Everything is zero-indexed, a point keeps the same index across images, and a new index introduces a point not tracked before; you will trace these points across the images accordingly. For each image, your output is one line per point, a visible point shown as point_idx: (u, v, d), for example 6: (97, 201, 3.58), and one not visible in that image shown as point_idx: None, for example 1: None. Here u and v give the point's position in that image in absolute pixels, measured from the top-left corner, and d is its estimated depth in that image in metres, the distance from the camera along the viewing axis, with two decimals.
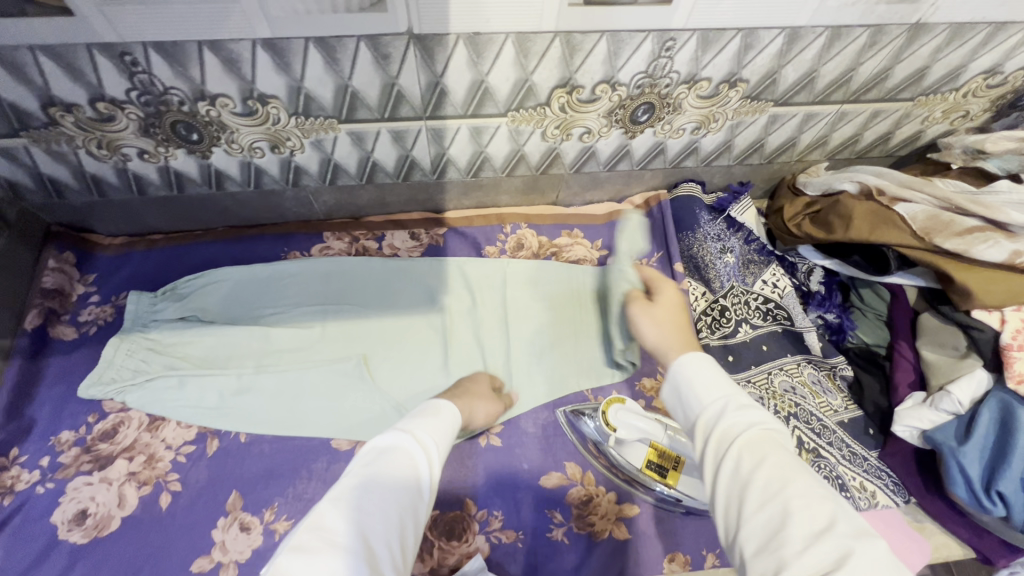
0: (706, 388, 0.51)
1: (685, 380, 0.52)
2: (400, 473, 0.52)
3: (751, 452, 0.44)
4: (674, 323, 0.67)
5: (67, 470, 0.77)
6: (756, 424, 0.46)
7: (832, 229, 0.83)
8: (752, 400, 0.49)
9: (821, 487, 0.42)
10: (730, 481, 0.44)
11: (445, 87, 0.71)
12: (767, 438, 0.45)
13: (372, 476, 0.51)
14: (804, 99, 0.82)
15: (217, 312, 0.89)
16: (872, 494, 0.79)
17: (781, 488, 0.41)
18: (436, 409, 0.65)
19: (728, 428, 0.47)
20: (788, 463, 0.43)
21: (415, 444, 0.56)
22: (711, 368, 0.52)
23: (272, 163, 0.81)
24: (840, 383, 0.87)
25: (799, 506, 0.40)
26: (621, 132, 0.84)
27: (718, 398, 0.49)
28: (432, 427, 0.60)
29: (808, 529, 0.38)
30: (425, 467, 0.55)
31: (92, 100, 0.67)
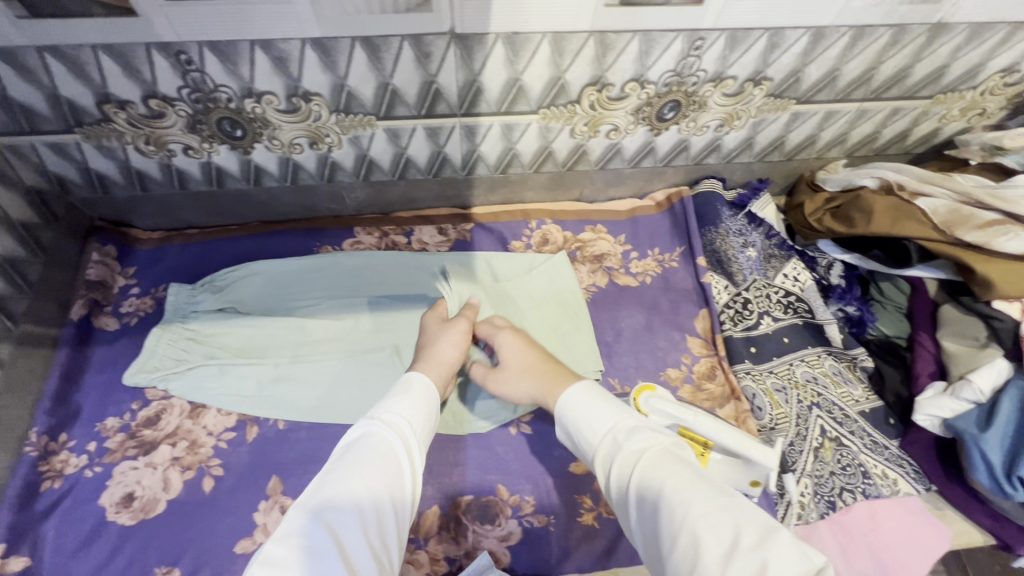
0: (600, 424, 0.63)
1: (582, 420, 0.64)
2: (370, 458, 0.55)
3: (647, 478, 0.54)
4: (532, 365, 0.76)
5: (113, 455, 0.79)
6: (649, 450, 0.57)
7: (853, 223, 0.85)
8: (639, 427, 0.61)
9: (722, 499, 0.50)
10: (639, 511, 0.54)
11: (481, 85, 0.74)
12: (659, 459, 0.56)
13: (338, 468, 0.54)
14: (826, 97, 0.84)
15: (253, 304, 0.91)
16: (895, 482, 0.81)
17: (682, 513, 0.49)
18: (407, 384, 0.66)
19: (626, 459, 0.58)
20: (680, 485, 0.52)
21: (383, 427, 0.59)
22: (603, 403, 0.65)
23: (309, 159, 0.84)
24: (861, 374, 0.88)
25: (705, 524, 0.48)
26: (647, 129, 0.86)
27: (611, 430, 0.61)
28: (402, 404, 0.63)
29: (718, 546, 0.46)
30: (396, 447, 0.57)
31: (146, 97, 0.70)
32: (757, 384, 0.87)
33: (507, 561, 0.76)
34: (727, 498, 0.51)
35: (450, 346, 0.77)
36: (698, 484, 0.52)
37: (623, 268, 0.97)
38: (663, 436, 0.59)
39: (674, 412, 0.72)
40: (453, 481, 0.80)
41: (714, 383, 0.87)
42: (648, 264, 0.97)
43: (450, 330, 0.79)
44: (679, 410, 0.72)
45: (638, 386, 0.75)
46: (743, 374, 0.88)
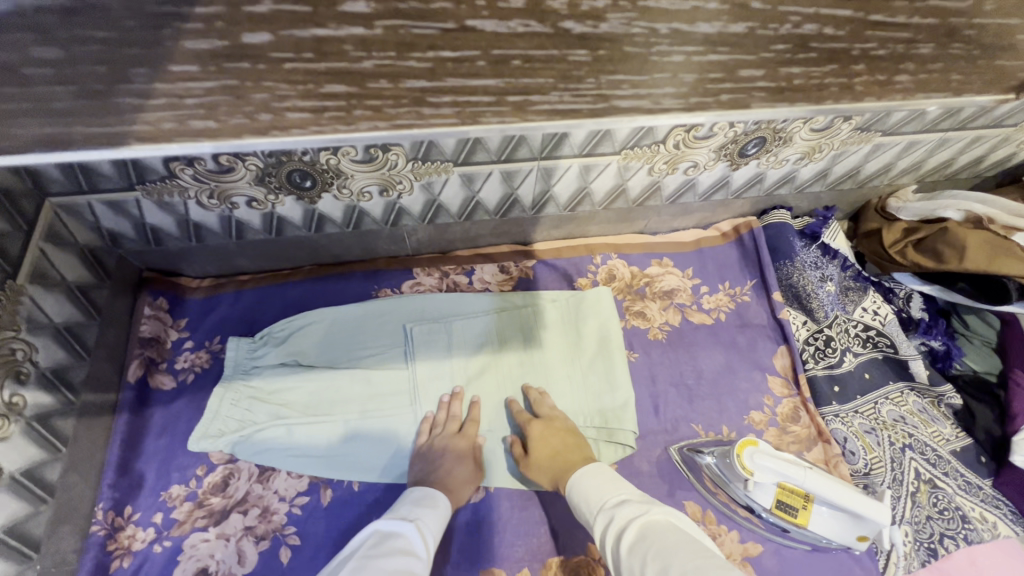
0: (594, 499, 0.66)
1: (581, 496, 0.68)
2: (401, 560, 0.60)
3: (632, 544, 0.56)
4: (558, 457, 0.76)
5: (182, 527, 0.75)
6: (636, 518, 0.59)
7: (943, 258, 0.82)
8: (627, 499, 0.64)
9: (700, 560, 0.50)
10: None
11: (568, 130, 0.70)
12: (647, 527, 0.57)
13: (376, 564, 0.58)
14: (912, 129, 0.81)
15: (315, 355, 0.86)
16: (994, 525, 0.79)
17: (660, 573, 0.50)
18: (434, 498, 0.72)
19: (616, 528, 0.60)
20: (663, 546, 0.53)
21: (418, 528, 0.66)
22: (597, 478, 0.69)
23: (377, 206, 0.80)
24: (946, 410, 0.86)
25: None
26: (726, 165, 0.83)
27: (604, 504, 0.64)
28: (434, 516, 0.69)
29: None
30: (423, 556, 0.63)
31: (216, 153, 0.65)
32: (846, 427, 0.84)
33: None
34: (707, 559, 0.50)
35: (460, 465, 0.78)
36: (680, 548, 0.52)
37: (695, 304, 0.94)
38: (651, 506, 0.61)
39: (780, 468, 0.70)
40: (540, 541, 0.77)
41: (799, 425, 0.84)
42: (720, 299, 0.94)
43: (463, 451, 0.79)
44: (789, 468, 0.70)
45: (739, 444, 0.73)
46: (831, 417, 0.85)
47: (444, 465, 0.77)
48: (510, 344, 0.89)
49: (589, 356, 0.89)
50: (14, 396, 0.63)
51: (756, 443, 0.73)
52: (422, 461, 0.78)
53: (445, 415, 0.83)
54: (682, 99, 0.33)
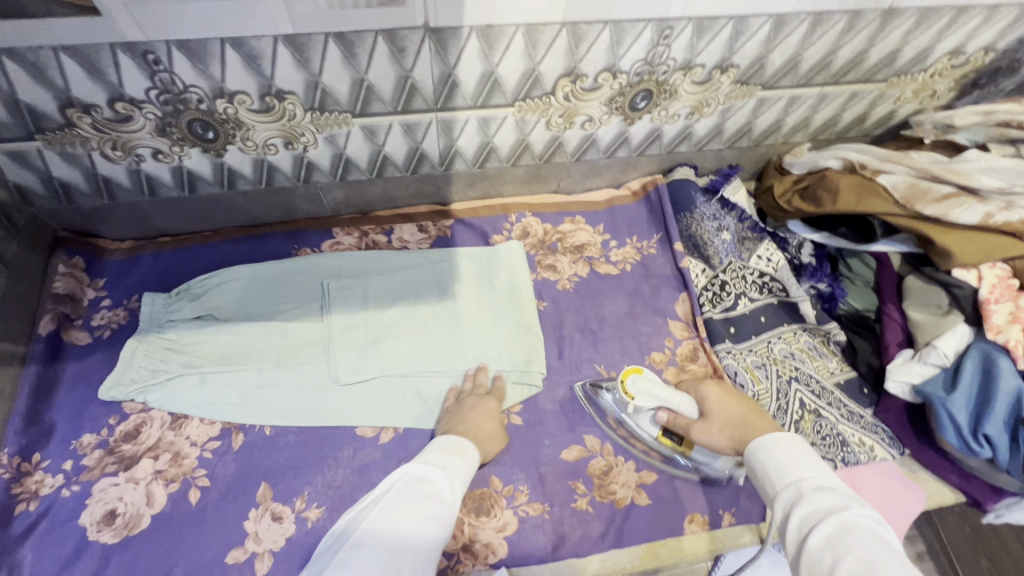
0: (788, 472, 0.59)
1: (767, 464, 0.62)
2: (429, 505, 0.60)
3: (826, 538, 0.50)
4: (740, 416, 0.72)
5: (92, 473, 0.76)
6: (839, 509, 0.52)
7: (821, 203, 0.88)
8: (831, 483, 0.57)
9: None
10: (807, 562, 0.51)
11: (457, 79, 0.74)
12: (849, 524, 0.50)
13: (402, 508, 0.58)
14: (789, 83, 0.87)
15: (232, 309, 0.89)
16: (871, 448, 0.85)
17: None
18: (461, 446, 0.71)
19: (808, 512, 0.54)
20: (869, 551, 0.47)
21: (445, 476, 0.65)
22: (794, 452, 0.61)
23: (285, 160, 0.83)
24: (834, 347, 0.92)
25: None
26: (620, 119, 0.88)
27: (800, 478, 0.58)
28: (459, 464, 0.69)
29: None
30: (451, 502, 0.63)
31: (111, 100, 0.68)
32: (738, 362, 0.89)
33: (503, 552, 0.76)
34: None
35: (486, 417, 0.80)
36: (888, 559, 0.47)
37: (604, 257, 0.99)
38: (858, 502, 0.53)
39: (659, 392, 0.79)
40: None
41: (697, 364, 0.90)
42: (627, 252, 1.00)
43: (482, 404, 0.81)
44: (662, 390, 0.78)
45: (622, 375, 0.82)
46: (724, 353, 0.90)
47: (471, 417, 0.79)
48: (425, 297, 0.93)
49: (500, 306, 0.93)
50: None
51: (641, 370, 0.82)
52: (449, 416, 0.80)
53: (470, 383, 0.85)
54: None
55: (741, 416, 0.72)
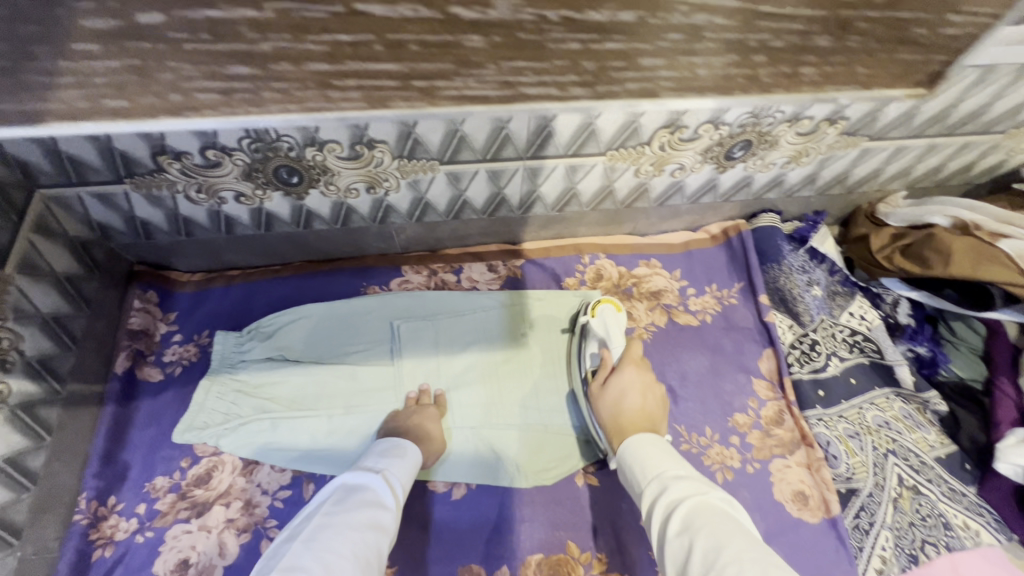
0: (649, 466, 0.63)
1: (633, 461, 0.66)
2: (371, 513, 0.60)
3: (680, 526, 0.53)
4: (639, 406, 0.74)
5: (165, 518, 0.75)
6: (689, 496, 0.56)
7: (928, 264, 0.83)
8: (686, 473, 0.61)
9: (756, 552, 0.48)
10: (670, 556, 0.53)
11: (553, 131, 0.70)
12: (701, 506, 0.54)
13: (343, 518, 0.58)
14: (900, 134, 0.81)
15: (302, 349, 0.86)
16: (977, 533, 0.78)
17: (715, 558, 0.48)
18: (403, 448, 0.72)
19: (666, 502, 0.57)
20: (718, 531, 0.50)
21: (386, 481, 0.66)
22: (654, 448, 0.66)
23: (364, 203, 0.81)
24: (932, 417, 0.86)
25: (731, 565, 0.47)
26: (712, 167, 0.83)
27: (659, 473, 0.61)
28: (401, 467, 0.70)
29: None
30: (391, 507, 0.63)
31: (203, 148, 0.65)
32: (830, 432, 0.84)
33: None
34: (761, 550, 0.48)
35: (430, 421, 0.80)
36: (731, 531, 0.50)
37: (682, 305, 0.94)
38: (706, 485, 0.58)
39: (610, 329, 0.83)
40: (520, 541, 0.78)
41: (782, 428, 0.85)
42: (707, 301, 0.95)
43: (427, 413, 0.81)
44: (616, 332, 0.83)
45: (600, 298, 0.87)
46: (815, 421, 0.85)
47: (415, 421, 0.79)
48: (497, 345, 0.89)
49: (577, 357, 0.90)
50: None
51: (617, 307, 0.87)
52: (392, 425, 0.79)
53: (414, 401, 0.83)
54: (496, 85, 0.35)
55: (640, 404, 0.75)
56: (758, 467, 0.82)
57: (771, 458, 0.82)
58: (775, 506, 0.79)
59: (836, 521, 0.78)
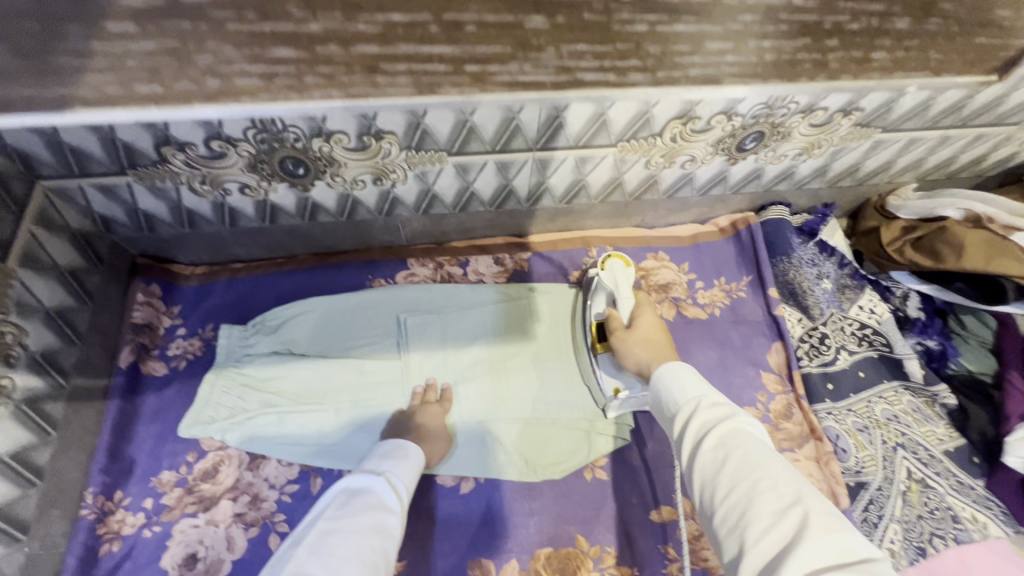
0: (687, 388, 0.60)
1: (670, 379, 0.62)
2: (377, 516, 0.60)
3: (717, 443, 0.52)
4: (660, 342, 0.74)
5: (172, 513, 0.75)
6: (728, 418, 0.54)
7: (941, 258, 0.83)
8: (723, 399, 0.58)
9: (791, 475, 0.48)
10: (698, 465, 0.52)
11: (563, 121, 0.69)
12: (739, 429, 0.52)
13: (348, 524, 0.57)
14: (913, 126, 0.80)
15: (307, 344, 0.85)
16: (985, 526, 0.78)
17: (749, 474, 0.48)
18: (405, 450, 0.72)
19: (704, 420, 0.55)
20: (756, 454, 0.49)
21: (389, 483, 0.66)
22: (691, 372, 0.62)
23: (371, 195, 0.80)
24: (940, 410, 0.86)
25: (767, 485, 0.47)
26: (723, 159, 0.82)
27: (697, 395, 0.58)
28: (403, 468, 0.69)
29: (775, 507, 0.45)
30: (396, 510, 0.63)
31: (208, 138, 0.64)
32: (839, 425, 0.84)
33: None
34: (796, 475, 0.48)
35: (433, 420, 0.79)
36: (768, 457, 0.49)
37: (690, 298, 0.94)
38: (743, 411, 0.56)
39: (620, 283, 0.83)
40: (529, 535, 0.78)
41: (791, 422, 0.84)
42: (715, 295, 0.94)
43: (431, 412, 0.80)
44: (625, 284, 0.83)
45: (610, 253, 0.86)
46: (824, 414, 0.85)
47: (416, 422, 0.78)
48: (504, 338, 0.89)
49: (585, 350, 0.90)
50: (3, 379, 0.63)
51: (626, 263, 0.85)
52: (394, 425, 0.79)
53: (420, 401, 0.82)
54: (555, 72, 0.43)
55: (661, 341, 0.74)
56: None
57: (780, 452, 0.82)
58: None
59: (845, 515, 0.77)
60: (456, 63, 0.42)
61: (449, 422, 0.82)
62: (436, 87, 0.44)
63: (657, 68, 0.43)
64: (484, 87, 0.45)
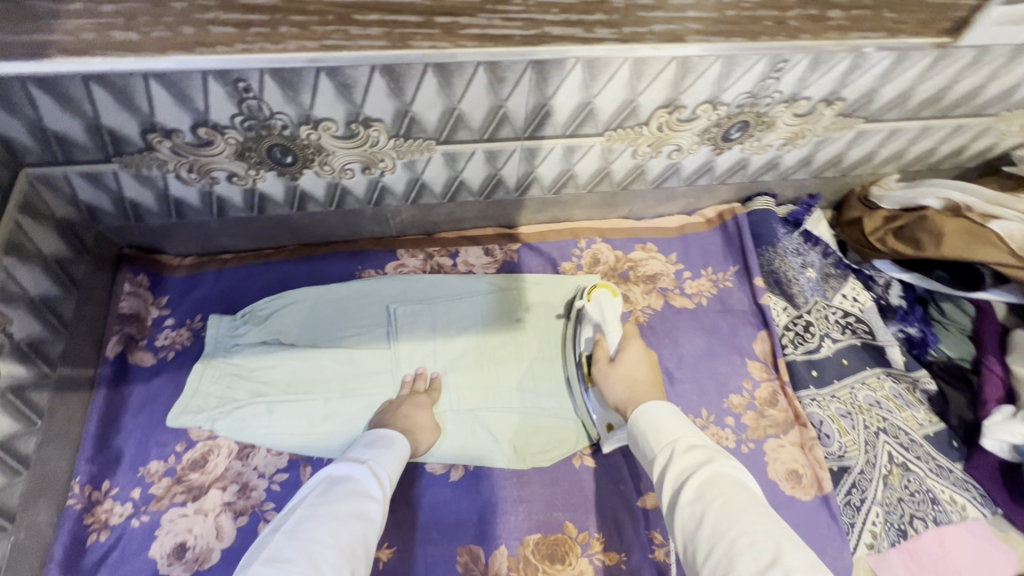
0: (663, 435, 0.62)
1: (646, 428, 0.64)
2: (355, 502, 0.60)
3: (693, 496, 0.53)
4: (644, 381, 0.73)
5: (160, 502, 0.75)
6: (702, 467, 0.55)
7: (920, 245, 0.85)
8: (698, 442, 0.60)
9: (768, 525, 0.49)
10: (680, 522, 0.53)
11: (551, 109, 0.70)
12: (714, 478, 0.54)
13: (327, 510, 0.58)
14: (895, 116, 0.81)
15: (297, 334, 0.85)
16: (963, 507, 0.80)
17: (726, 529, 0.49)
18: (389, 439, 0.72)
19: (679, 472, 0.57)
20: (730, 505, 0.50)
21: (371, 470, 0.66)
22: (671, 416, 0.64)
23: (359, 184, 0.80)
24: (920, 395, 0.88)
25: (744, 540, 0.48)
26: (710, 149, 0.83)
27: (672, 441, 0.60)
28: (388, 456, 0.69)
29: (755, 563, 0.45)
30: (378, 496, 0.63)
31: (195, 125, 0.64)
32: (823, 411, 0.85)
33: None
34: (774, 523, 0.49)
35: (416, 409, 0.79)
36: (743, 507, 0.50)
37: (679, 289, 0.95)
38: (722, 455, 0.57)
39: (607, 313, 0.82)
40: (518, 521, 0.79)
41: (776, 409, 0.86)
42: (703, 285, 0.95)
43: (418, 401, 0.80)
44: (612, 315, 0.82)
45: (597, 283, 0.85)
46: (809, 401, 0.86)
47: (402, 410, 0.78)
48: (492, 329, 0.89)
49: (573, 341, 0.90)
50: None
51: (613, 293, 0.85)
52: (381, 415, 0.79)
53: (409, 390, 0.82)
54: (523, 24, 0.56)
55: (644, 379, 0.74)
56: (752, 448, 0.83)
57: (765, 439, 0.83)
58: (769, 485, 0.80)
59: (828, 499, 0.79)
60: (427, 14, 0.54)
61: (436, 413, 0.82)
62: (407, 38, 0.56)
63: (623, 23, 0.58)
64: (455, 42, 0.57)
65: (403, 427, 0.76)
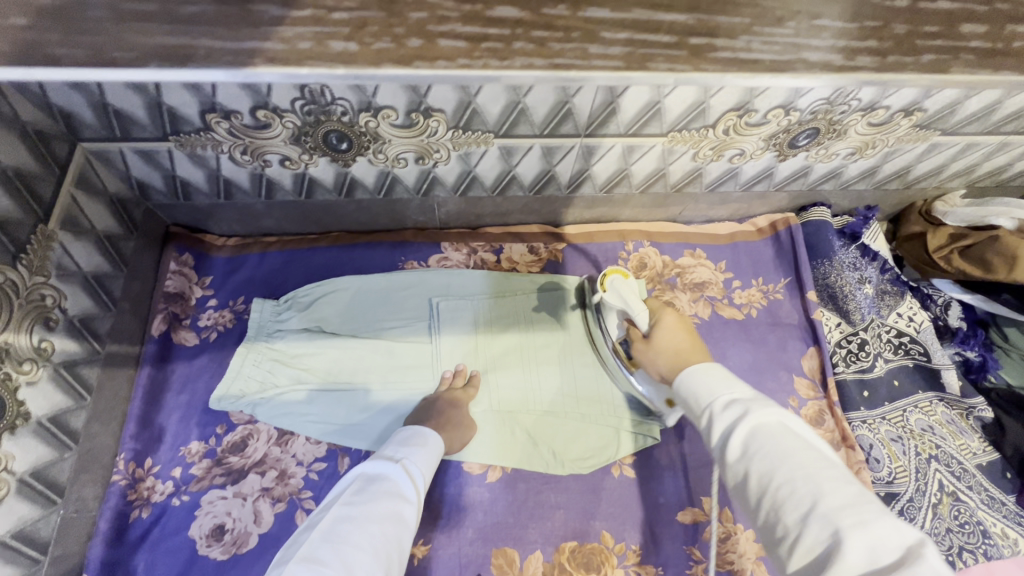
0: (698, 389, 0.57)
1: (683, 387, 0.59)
2: (392, 505, 0.59)
3: (734, 448, 0.49)
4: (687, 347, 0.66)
5: (200, 483, 0.75)
6: (740, 417, 0.51)
7: (991, 268, 0.84)
8: (737, 389, 0.54)
9: (815, 470, 0.45)
10: (727, 474, 0.50)
11: (618, 106, 0.66)
12: (755, 429, 0.49)
13: (363, 511, 0.57)
14: (974, 130, 0.76)
15: (338, 322, 0.84)
16: (1015, 542, 0.77)
17: (768, 481, 0.46)
18: (423, 437, 0.71)
19: (718, 424, 0.52)
20: (772, 455, 0.46)
21: (405, 470, 0.65)
22: (707, 370, 0.57)
23: (411, 173, 0.78)
24: (974, 423, 0.86)
25: (786, 491, 0.44)
26: (773, 155, 0.80)
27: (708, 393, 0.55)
28: (421, 455, 0.69)
29: (798, 512, 0.43)
30: (413, 499, 0.62)
31: (254, 107, 0.62)
32: (872, 434, 0.83)
33: None
34: (822, 467, 0.45)
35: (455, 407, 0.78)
36: (789, 454, 0.46)
37: (727, 298, 0.92)
38: (762, 403, 0.52)
39: (627, 298, 0.73)
40: (556, 526, 0.78)
41: (822, 428, 0.83)
42: (752, 295, 0.93)
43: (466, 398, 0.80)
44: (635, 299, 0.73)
45: (609, 268, 0.77)
46: (858, 423, 0.84)
47: (439, 407, 0.77)
48: (535, 329, 0.87)
49: None
50: (42, 342, 0.63)
51: (625, 275, 0.77)
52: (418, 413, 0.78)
53: (449, 387, 0.81)
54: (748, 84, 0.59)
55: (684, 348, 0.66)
56: None
57: None
58: None
59: None
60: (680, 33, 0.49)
61: (474, 411, 0.82)
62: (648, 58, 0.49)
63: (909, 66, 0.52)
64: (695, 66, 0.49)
65: (438, 423, 0.76)
